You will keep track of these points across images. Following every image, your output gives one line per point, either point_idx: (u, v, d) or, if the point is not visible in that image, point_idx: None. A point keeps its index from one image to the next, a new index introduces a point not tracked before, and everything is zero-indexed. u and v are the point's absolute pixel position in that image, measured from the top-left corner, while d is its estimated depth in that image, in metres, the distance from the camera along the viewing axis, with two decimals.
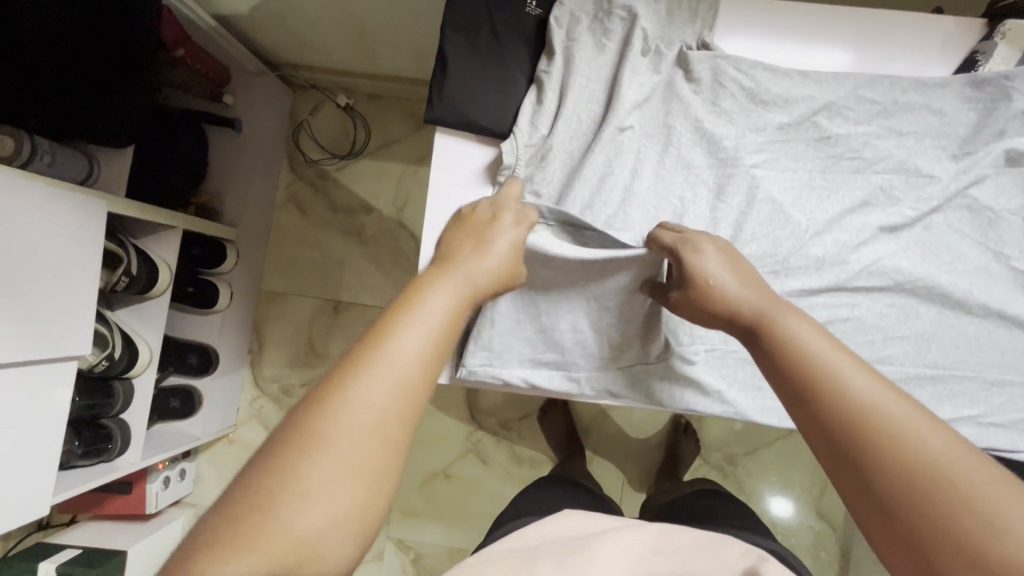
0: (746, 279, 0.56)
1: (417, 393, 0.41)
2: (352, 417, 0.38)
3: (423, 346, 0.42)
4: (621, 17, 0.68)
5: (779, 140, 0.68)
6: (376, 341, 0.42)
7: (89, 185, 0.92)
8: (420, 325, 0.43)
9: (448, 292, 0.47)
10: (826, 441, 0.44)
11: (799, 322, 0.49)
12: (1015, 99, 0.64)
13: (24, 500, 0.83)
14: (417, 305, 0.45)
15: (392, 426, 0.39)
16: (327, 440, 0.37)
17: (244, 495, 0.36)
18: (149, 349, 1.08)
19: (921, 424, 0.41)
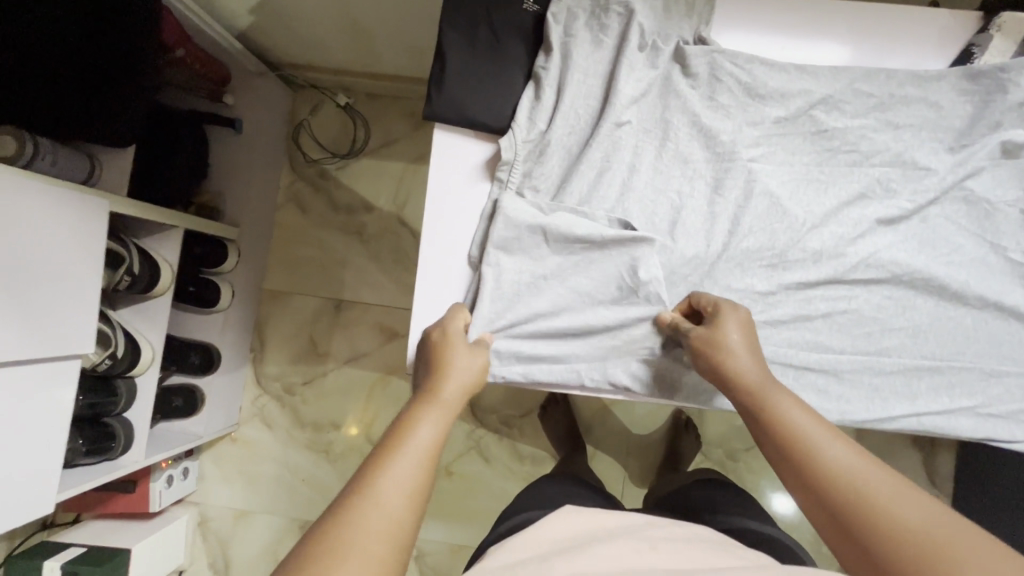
0: (749, 346, 0.59)
1: (418, 498, 0.45)
2: (362, 536, 0.41)
3: (421, 463, 0.47)
4: (618, 12, 0.68)
5: (776, 134, 0.68)
6: (379, 467, 0.46)
7: (90, 185, 0.93)
8: (415, 446, 0.48)
9: (437, 409, 0.53)
10: (832, 518, 0.47)
11: (790, 402, 0.54)
12: (1011, 91, 0.65)
13: (30, 497, 0.84)
14: (412, 428, 0.50)
15: (400, 529, 0.43)
16: (351, 548, 0.40)
17: None
18: (151, 348, 1.08)
19: (907, 501, 0.44)
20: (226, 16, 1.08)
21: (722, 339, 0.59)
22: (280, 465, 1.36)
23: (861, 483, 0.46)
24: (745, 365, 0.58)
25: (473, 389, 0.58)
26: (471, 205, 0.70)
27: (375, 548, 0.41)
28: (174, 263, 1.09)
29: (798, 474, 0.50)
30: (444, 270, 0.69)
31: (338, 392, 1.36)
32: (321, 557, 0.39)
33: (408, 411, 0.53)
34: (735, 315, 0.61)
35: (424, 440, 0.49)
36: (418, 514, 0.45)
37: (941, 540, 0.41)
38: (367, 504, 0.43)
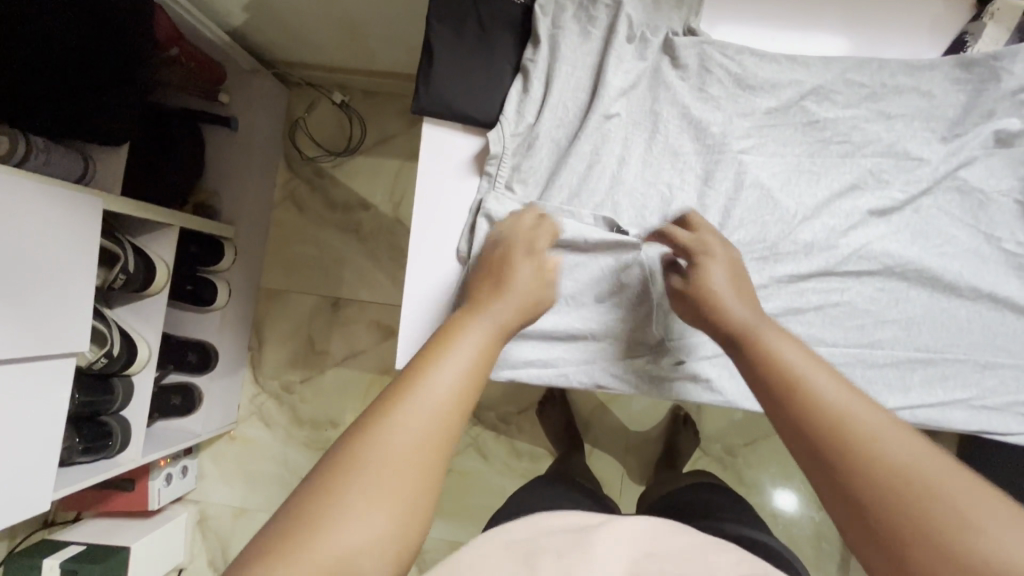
0: (732, 287, 0.57)
1: (457, 413, 0.43)
2: (394, 445, 0.40)
3: (464, 377, 0.44)
4: (606, 4, 0.68)
5: (767, 125, 0.68)
6: (417, 373, 0.43)
7: (85, 184, 0.93)
8: (455, 358, 0.45)
9: (484, 326, 0.49)
10: (808, 447, 0.43)
11: (779, 335, 0.50)
12: (1004, 79, 0.64)
13: (26, 493, 0.84)
14: (456, 337, 0.47)
15: (434, 446, 0.41)
16: (378, 457, 0.39)
17: (299, 510, 0.37)
18: (148, 346, 1.08)
19: (901, 441, 0.40)
20: (220, 13, 1.08)
21: (703, 279, 0.57)
22: (279, 464, 1.37)
23: (846, 413, 0.42)
24: (727, 304, 0.55)
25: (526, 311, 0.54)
26: (460, 200, 0.69)
27: (400, 459, 0.39)
28: (169, 262, 1.09)
29: (776, 405, 0.46)
30: (432, 265, 0.69)
31: (335, 391, 1.36)
32: (348, 465, 0.39)
33: (455, 317, 0.50)
34: (722, 260, 0.59)
35: (466, 351, 0.46)
36: (454, 428, 0.42)
37: (932, 486, 0.38)
38: (400, 412, 0.41)
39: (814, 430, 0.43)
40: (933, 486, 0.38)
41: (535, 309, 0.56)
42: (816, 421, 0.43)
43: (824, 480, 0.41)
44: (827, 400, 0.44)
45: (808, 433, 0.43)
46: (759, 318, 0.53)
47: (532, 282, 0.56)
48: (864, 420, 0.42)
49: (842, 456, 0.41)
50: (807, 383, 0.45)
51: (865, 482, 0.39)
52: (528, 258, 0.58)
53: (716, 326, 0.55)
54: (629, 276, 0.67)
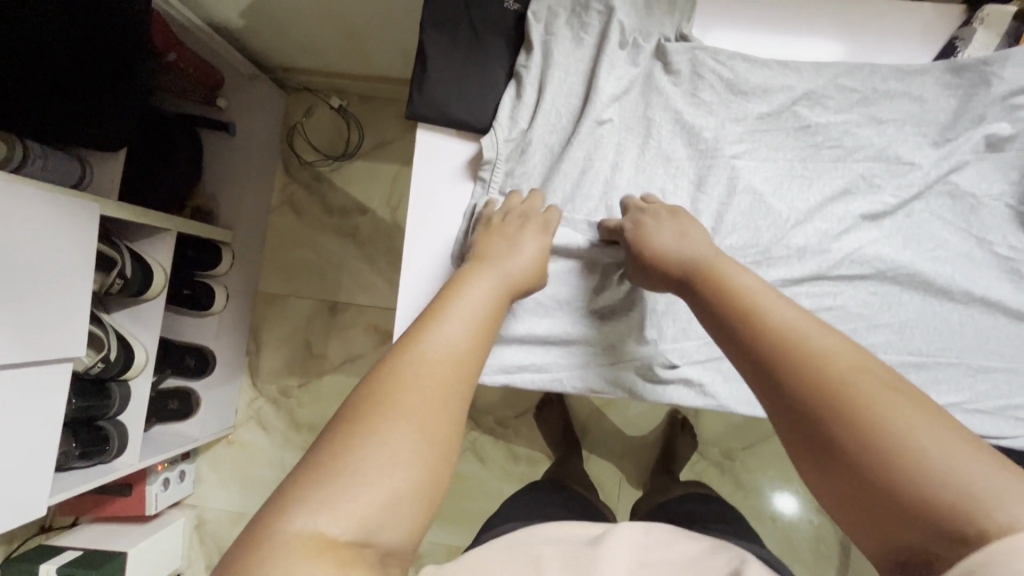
0: (676, 239, 0.58)
1: (470, 361, 0.44)
2: (415, 388, 0.41)
3: (471, 328, 0.46)
4: (599, 10, 0.69)
5: (759, 130, 0.68)
6: (428, 325, 0.45)
7: (82, 188, 0.93)
8: (465, 304, 0.48)
9: (488, 284, 0.51)
10: (755, 366, 0.45)
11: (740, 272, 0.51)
12: (994, 84, 0.64)
13: (22, 499, 0.84)
14: (460, 293, 0.49)
15: (451, 390, 0.42)
16: (400, 401, 0.40)
17: (326, 454, 0.37)
18: (145, 351, 1.08)
19: (848, 359, 0.41)
20: (216, 18, 1.08)
21: (644, 237, 0.59)
22: (276, 468, 1.37)
23: (798, 332, 0.44)
24: (681, 251, 0.57)
25: (528, 277, 0.56)
26: (454, 204, 0.70)
27: (423, 400, 0.40)
28: (167, 267, 1.09)
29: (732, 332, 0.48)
30: (425, 270, 0.69)
31: (332, 395, 1.36)
32: (372, 408, 0.39)
33: (458, 277, 0.52)
34: (673, 220, 0.60)
35: (470, 304, 0.48)
36: (468, 374, 0.43)
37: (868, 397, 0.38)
38: (414, 358, 0.42)
39: (763, 351, 0.44)
40: (872, 395, 0.38)
41: (536, 278, 0.58)
42: (771, 342, 0.44)
43: (769, 393, 0.43)
44: (778, 321, 0.45)
45: (759, 350, 0.44)
46: (718, 257, 0.54)
47: (534, 253, 0.58)
48: (815, 336, 0.43)
49: (788, 369, 0.42)
50: (764, 309, 0.46)
51: (808, 391, 0.40)
52: (529, 230, 0.60)
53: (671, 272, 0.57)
54: (622, 282, 0.68)
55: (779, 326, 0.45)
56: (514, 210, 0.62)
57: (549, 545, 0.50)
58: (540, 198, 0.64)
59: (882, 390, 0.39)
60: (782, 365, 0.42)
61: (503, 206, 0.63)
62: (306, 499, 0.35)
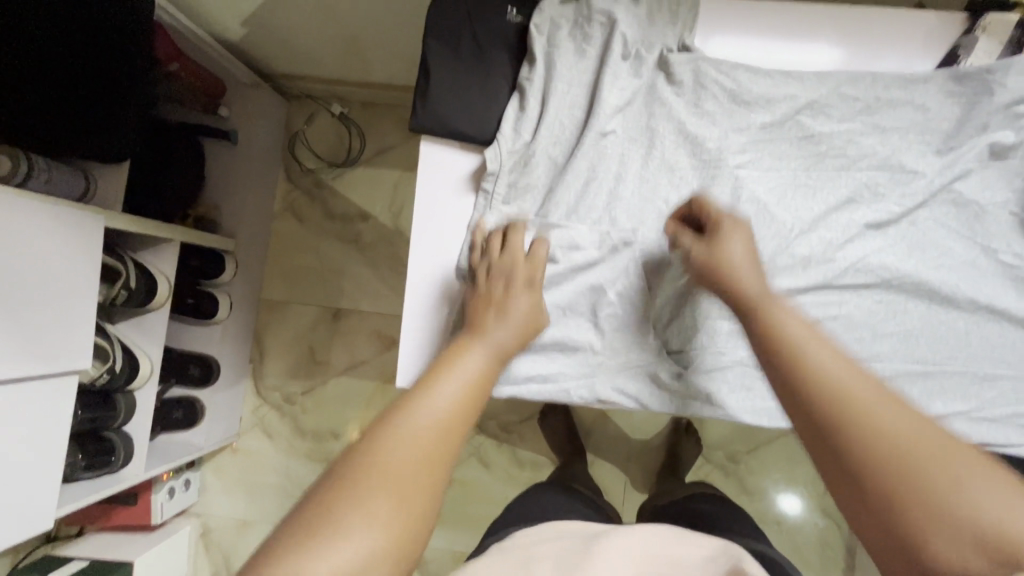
0: (745, 259, 0.57)
1: (455, 434, 0.46)
2: (399, 457, 0.43)
3: (458, 399, 0.48)
4: (601, 22, 0.69)
5: (762, 140, 0.68)
6: (420, 394, 0.48)
7: (87, 201, 0.93)
8: (458, 375, 0.50)
9: (480, 355, 0.54)
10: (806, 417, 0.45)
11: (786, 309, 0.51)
12: (998, 92, 0.65)
13: (29, 511, 0.84)
14: (455, 362, 0.52)
15: (432, 461, 0.44)
16: (383, 469, 0.42)
17: (309, 512, 0.40)
18: (150, 362, 1.09)
19: (897, 415, 0.42)
20: (219, 28, 1.08)
21: (720, 248, 0.58)
22: (281, 475, 1.37)
23: (848, 390, 0.44)
24: (744, 280, 0.55)
25: (516, 344, 0.58)
26: (457, 216, 0.70)
27: (403, 470, 0.43)
28: (171, 277, 1.09)
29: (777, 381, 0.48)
30: (430, 283, 0.69)
31: (337, 402, 1.36)
32: (358, 473, 0.42)
33: (454, 345, 0.55)
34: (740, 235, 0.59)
35: (462, 376, 0.50)
36: (450, 447, 0.45)
37: (920, 452, 0.40)
38: (403, 427, 0.45)
39: (818, 409, 0.45)
40: (930, 457, 0.40)
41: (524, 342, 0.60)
42: (818, 394, 0.45)
43: (819, 444, 0.44)
44: (828, 376, 0.45)
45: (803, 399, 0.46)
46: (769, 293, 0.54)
47: (522, 317, 0.59)
48: (862, 388, 0.44)
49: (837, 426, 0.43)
50: (807, 358, 0.47)
51: (868, 452, 0.41)
52: (518, 291, 0.60)
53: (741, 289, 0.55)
54: (626, 292, 0.68)
55: (827, 376, 0.45)
56: (500, 261, 0.62)
57: (552, 545, 0.51)
58: (523, 225, 0.65)
59: (928, 447, 0.41)
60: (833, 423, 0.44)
61: (486, 253, 0.64)
62: (282, 555, 0.37)
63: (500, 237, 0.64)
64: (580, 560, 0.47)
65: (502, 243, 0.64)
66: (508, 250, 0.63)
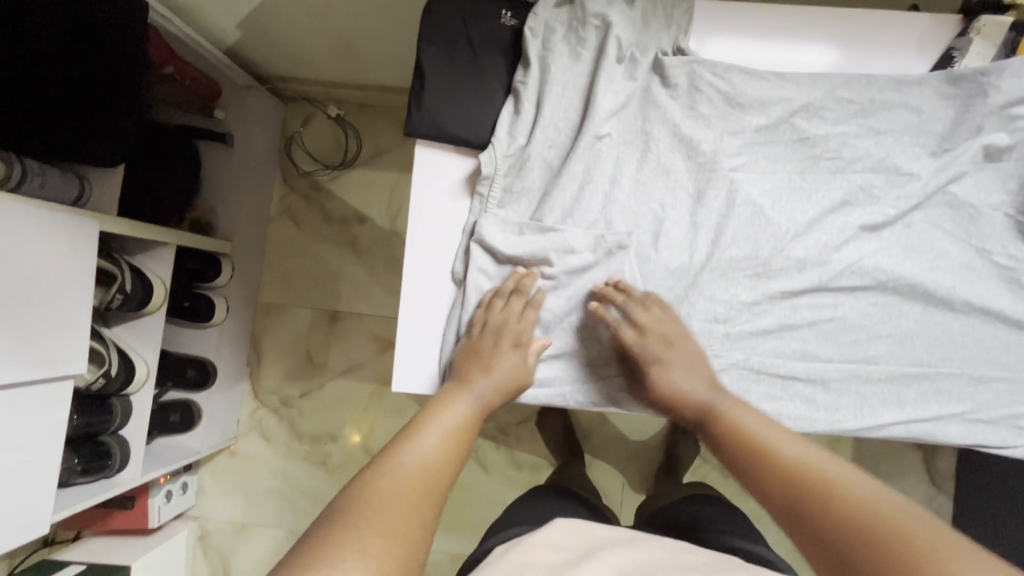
0: (686, 376, 0.63)
1: (439, 480, 0.50)
2: (390, 498, 0.46)
3: (442, 448, 0.53)
4: (596, 25, 0.69)
5: (757, 142, 0.68)
6: (406, 443, 0.52)
7: (81, 205, 0.93)
8: (442, 425, 0.55)
9: (461, 407, 0.58)
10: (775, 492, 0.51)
11: (738, 408, 0.60)
12: (992, 95, 0.65)
13: (25, 517, 0.84)
14: (437, 414, 0.56)
15: (421, 504, 0.47)
16: (376, 506, 0.45)
17: (306, 548, 0.41)
18: (146, 366, 1.08)
19: (854, 480, 0.48)
20: (215, 32, 1.08)
21: (659, 379, 0.64)
22: (278, 478, 1.37)
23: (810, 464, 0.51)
24: (686, 400, 0.63)
25: (501, 394, 0.62)
26: (453, 220, 0.70)
27: (394, 509, 0.45)
28: (167, 280, 1.09)
29: (738, 468, 0.55)
30: (425, 288, 0.69)
31: (334, 405, 1.36)
32: (352, 511, 0.44)
33: (437, 400, 0.59)
34: (687, 364, 0.64)
35: (444, 428, 0.55)
36: (435, 491, 0.49)
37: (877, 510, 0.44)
38: (393, 471, 0.48)
39: (782, 478, 0.51)
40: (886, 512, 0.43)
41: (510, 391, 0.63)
42: (777, 465, 0.52)
43: (787, 516, 0.49)
44: (789, 453, 0.53)
45: (756, 476, 0.53)
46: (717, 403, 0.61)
47: (504, 370, 0.63)
48: (811, 456, 0.52)
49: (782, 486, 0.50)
50: (766, 439, 0.55)
51: (829, 508, 0.46)
52: (503, 349, 0.64)
53: (683, 412, 0.63)
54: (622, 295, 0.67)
55: (781, 453, 0.53)
56: (491, 320, 0.64)
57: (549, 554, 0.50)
58: (535, 274, 0.66)
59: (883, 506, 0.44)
60: (781, 482, 0.51)
61: (486, 310, 0.66)
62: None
63: (490, 296, 0.66)
64: (571, 569, 0.47)
65: (506, 293, 0.66)
66: (506, 305, 0.65)
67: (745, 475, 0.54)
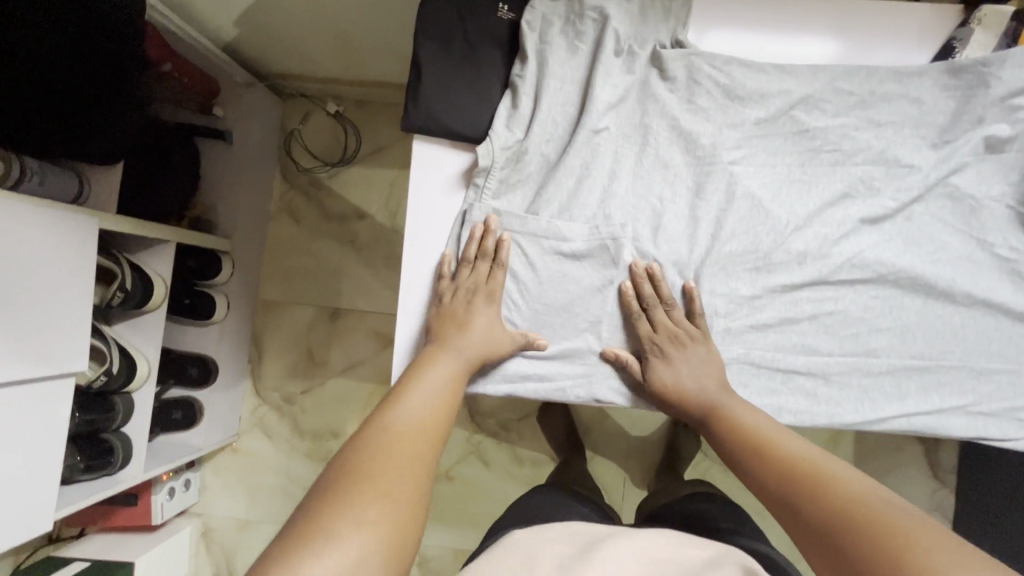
0: (702, 367, 0.64)
1: (427, 438, 0.52)
2: (382, 457, 0.48)
3: (427, 409, 0.55)
4: (593, 18, 0.68)
5: (756, 135, 0.68)
6: (392, 409, 0.53)
7: (81, 203, 0.93)
8: (427, 389, 0.57)
9: (443, 369, 0.60)
10: (774, 486, 0.52)
11: (741, 407, 0.62)
12: (993, 85, 0.64)
13: (29, 513, 0.84)
14: (419, 378, 0.58)
15: (413, 461, 0.49)
16: (371, 468, 0.46)
17: (306, 515, 0.42)
18: (148, 363, 1.09)
19: (851, 478, 0.48)
20: (212, 29, 1.08)
21: (675, 376, 0.64)
22: (280, 475, 1.37)
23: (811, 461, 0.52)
24: (701, 394, 0.63)
25: (482, 351, 0.63)
26: (450, 214, 0.69)
27: (388, 468, 0.47)
28: (167, 278, 1.09)
29: (739, 464, 0.57)
30: (423, 281, 0.69)
31: (335, 402, 1.36)
32: (348, 476, 0.45)
33: (418, 363, 0.61)
34: (698, 356, 0.65)
35: (427, 390, 0.57)
36: (426, 448, 0.51)
37: (867, 503, 0.45)
38: (382, 435, 0.50)
39: (781, 473, 0.52)
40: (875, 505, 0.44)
41: (492, 347, 0.64)
42: (778, 461, 0.54)
43: (782, 508, 0.50)
44: (792, 452, 0.54)
45: (754, 469, 0.55)
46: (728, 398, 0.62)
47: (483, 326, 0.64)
48: (810, 453, 0.53)
49: (776, 478, 0.52)
50: (768, 437, 0.57)
51: (819, 499, 0.47)
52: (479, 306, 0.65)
53: (687, 407, 0.64)
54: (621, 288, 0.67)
55: (780, 448, 0.55)
56: (460, 285, 0.65)
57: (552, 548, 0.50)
58: (495, 220, 0.66)
59: (874, 500, 0.45)
60: (775, 476, 0.52)
61: (453, 279, 0.66)
62: (283, 550, 0.39)
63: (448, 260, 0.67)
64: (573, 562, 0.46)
65: (473, 257, 0.66)
66: (473, 270, 0.66)
67: (746, 471, 0.56)
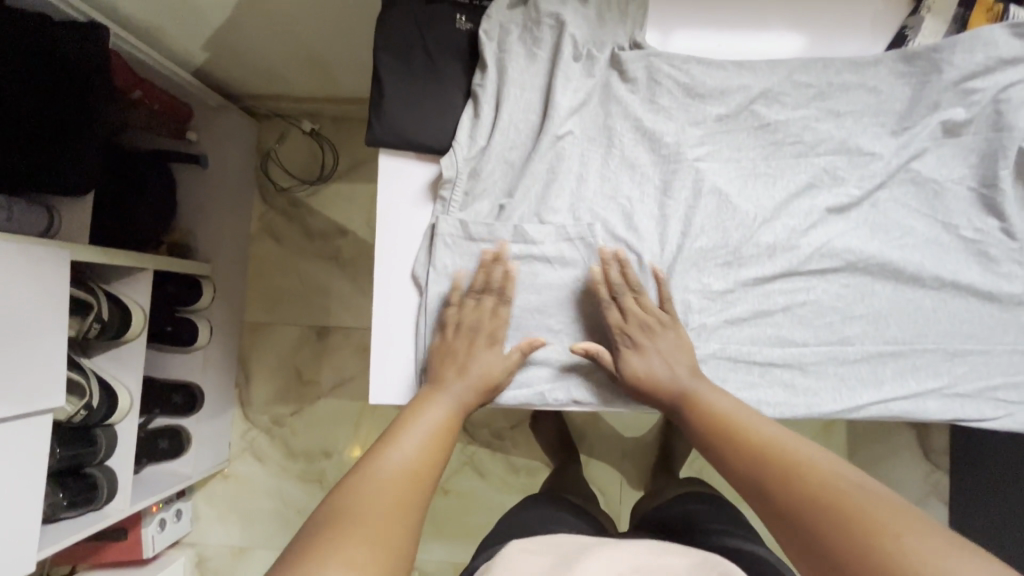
0: (671, 352, 0.64)
1: (419, 484, 0.52)
2: (369, 503, 0.48)
3: (419, 453, 0.55)
4: (551, 25, 0.69)
5: (719, 131, 0.68)
6: (382, 453, 0.54)
7: (51, 237, 0.90)
8: (417, 429, 0.58)
9: (437, 409, 0.61)
10: (747, 474, 0.52)
11: (711, 391, 0.61)
12: (946, 70, 0.66)
13: (13, 554, 0.82)
14: (412, 421, 0.59)
15: (401, 506, 0.49)
16: (359, 513, 0.47)
17: (291, 560, 0.43)
18: (130, 395, 1.07)
19: (828, 463, 0.49)
20: (180, 55, 1.07)
21: (647, 369, 0.63)
22: (274, 498, 1.35)
23: (785, 446, 0.52)
24: (673, 383, 0.63)
25: (484, 390, 0.63)
26: (416, 226, 0.69)
27: (375, 513, 0.48)
28: (145, 306, 1.07)
29: (713, 449, 0.57)
30: (391, 295, 0.68)
31: (325, 422, 1.35)
32: (336, 520, 0.46)
33: (412, 404, 0.61)
34: (665, 341, 0.64)
35: (418, 434, 0.57)
36: (415, 492, 0.51)
37: (844, 490, 0.46)
38: (371, 479, 0.51)
39: (755, 459, 0.53)
40: (853, 494, 0.45)
41: (492, 387, 0.64)
42: (750, 444, 0.54)
43: (757, 497, 0.51)
44: (768, 433, 0.55)
45: (728, 456, 0.55)
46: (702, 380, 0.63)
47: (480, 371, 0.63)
48: (784, 437, 0.54)
49: (750, 470, 0.52)
50: (741, 423, 0.57)
51: (795, 488, 0.48)
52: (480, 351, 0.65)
53: (658, 397, 0.63)
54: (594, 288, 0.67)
55: (753, 432, 0.55)
56: (466, 318, 0.65)
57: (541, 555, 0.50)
58: (507, 249, 0.66)
59: (854, 490, 0.46)
60: (746, 464, 0.53)
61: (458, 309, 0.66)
62: None
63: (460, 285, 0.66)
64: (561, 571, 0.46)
65: (480, 291, 0.66)
66: (478, 305, 0.66)
67: (718, 455, 0.56)
